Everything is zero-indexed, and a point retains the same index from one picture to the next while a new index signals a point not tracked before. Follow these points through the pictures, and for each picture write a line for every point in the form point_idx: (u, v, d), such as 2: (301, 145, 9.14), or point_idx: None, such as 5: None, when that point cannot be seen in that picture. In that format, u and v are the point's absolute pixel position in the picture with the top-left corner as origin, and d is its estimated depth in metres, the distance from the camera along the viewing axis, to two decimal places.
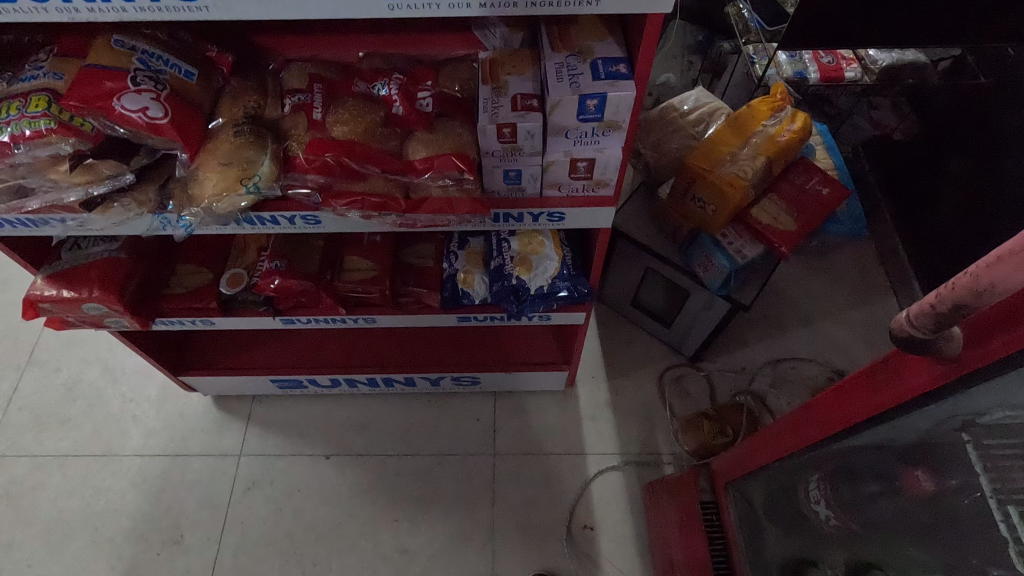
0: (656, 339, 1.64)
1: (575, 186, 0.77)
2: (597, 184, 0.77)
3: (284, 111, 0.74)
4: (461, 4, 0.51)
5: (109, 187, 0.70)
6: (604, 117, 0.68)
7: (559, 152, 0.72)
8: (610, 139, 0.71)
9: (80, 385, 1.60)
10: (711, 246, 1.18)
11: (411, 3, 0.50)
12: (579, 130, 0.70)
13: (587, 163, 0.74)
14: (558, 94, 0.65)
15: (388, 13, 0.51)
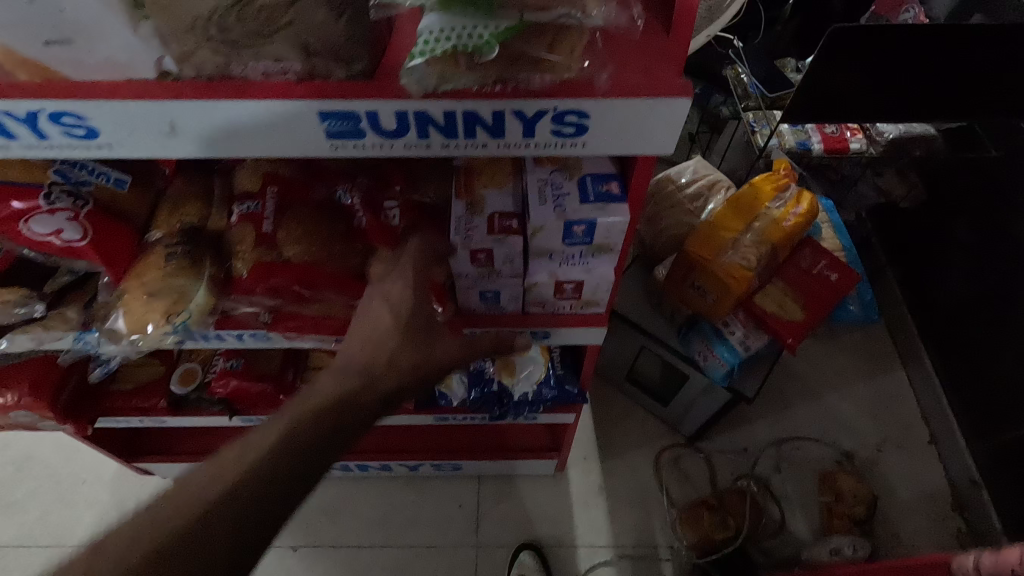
0: (653, 416, 1.54)
1: (561, 304, 0.68)
2: (586, 303, 0.68)
3: (232, 221, 0.65)
4: (420, 144, 0.42)
5: (15, 318, 0.62)
6: (594, 241, 0.59)
7: (541, 274, 0.63)
8: (601, 261, 0.62)
9: (30, 463, 1.48)
10: (711, 334, 1.10)
11: (358, 143, 0.41)
12: (565, 252, 0.61)
13: (575, 284, 0.65)
14: (541, 218, 0.57)
15: (330, 152, 0.42)
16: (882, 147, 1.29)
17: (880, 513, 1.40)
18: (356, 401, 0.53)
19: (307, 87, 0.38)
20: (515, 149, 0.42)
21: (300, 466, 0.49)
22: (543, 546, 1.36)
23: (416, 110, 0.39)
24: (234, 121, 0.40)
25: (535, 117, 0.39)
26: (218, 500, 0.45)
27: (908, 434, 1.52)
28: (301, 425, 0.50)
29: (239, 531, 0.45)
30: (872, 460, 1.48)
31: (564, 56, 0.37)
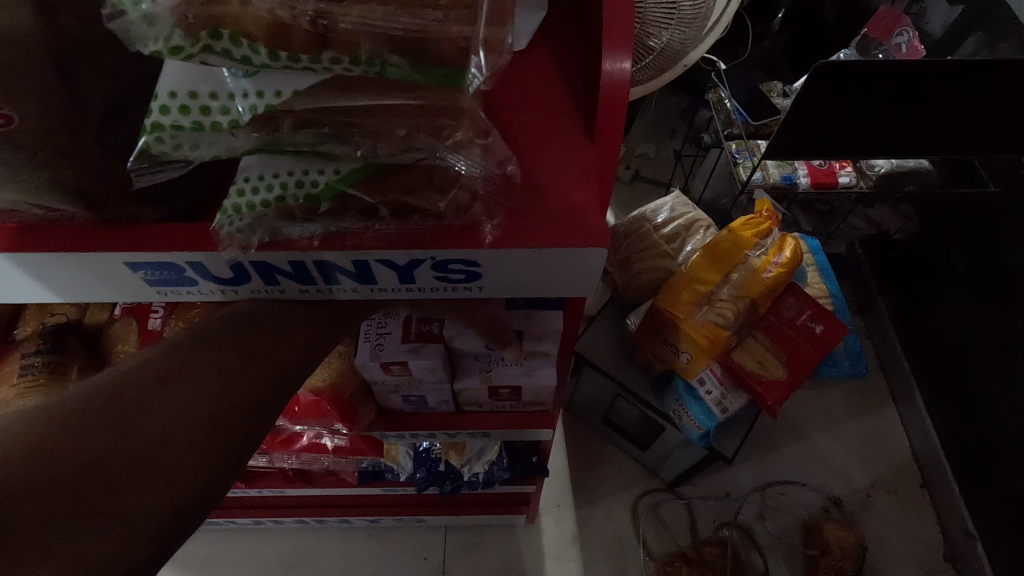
0: (631, 459, 1.46)
1: (500, 404, 0.60)
2: (528, 403, 0.59)
3: (113, 314, 0.57)
4: (274, 288, 0.36)
5: None
6: (525, 345, 0.51)
7: (465, 382, 0.55)
8: (537, 370, 0.54)
9: None
10: (685, 394, 1.02)
11: (204, 289, 0.36)
12: (492, 355, 0.53)
13: (511, 389, 0.56)
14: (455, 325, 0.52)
15: (160, 297, 0.38)
16: (873, 182, 1.21)
17: (869, 565, 1.33)
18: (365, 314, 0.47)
19: (114, 232, 0.34)
20: (393, 292, 0.36)
21: (174, 415, 0.35)
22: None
23: (257, 260, 0.33)
24: (43, 268, 0.35)
25: (410, 265, 0.34)
26: (41, 418, 0.32)
27: (899, 479, 1.44)
28: (190, 368, 0.37)
29: (48, 471, 0.31)
30: (862, 507, 1.40)
31: (447, 202, 0.32)
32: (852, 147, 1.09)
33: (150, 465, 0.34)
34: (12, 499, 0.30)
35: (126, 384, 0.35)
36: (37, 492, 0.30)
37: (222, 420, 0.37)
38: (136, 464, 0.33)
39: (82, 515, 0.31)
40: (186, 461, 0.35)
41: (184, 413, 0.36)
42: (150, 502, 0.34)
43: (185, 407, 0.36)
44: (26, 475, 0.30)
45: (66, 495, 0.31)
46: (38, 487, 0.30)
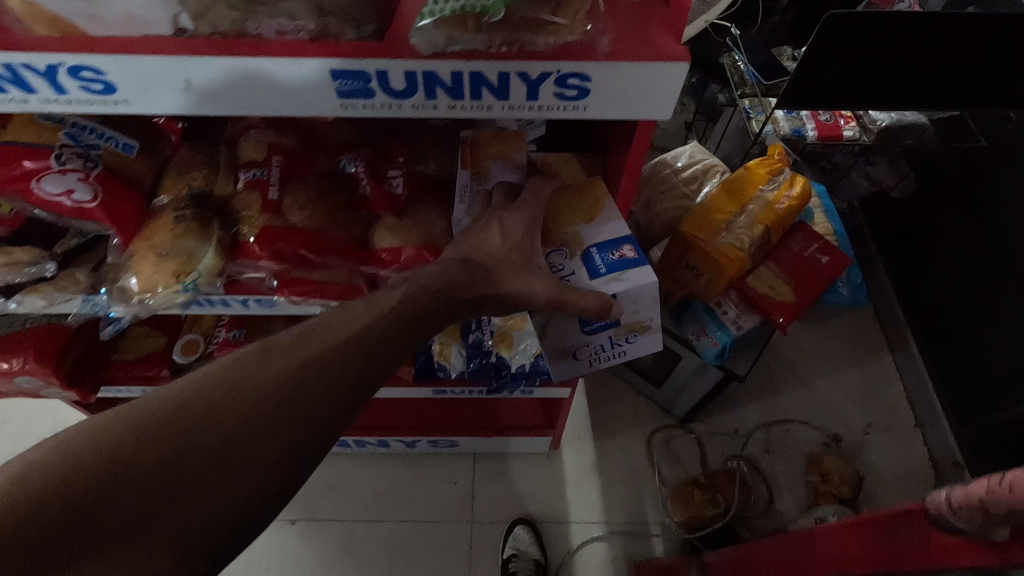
0: (645, 399, 1.57)
1: (600, 342, 0.68)
2: (629, 330, 0.66)
3: (237, 187, 0.66)
4: (427, 105, 0.48)
5: (27, 276, 0.62)
6: (623, 324, 0.65)
7: (598, 361, 0.71)
8: (639, 339, 0.67)
9: (28, 438, 1.47)
10: (705, 315, 1.13)
11: (368, 103, 0.47)
12: (596, 342, 0.68)
13: (613, 331, 0.66)
14: (552, 322, 0.68)
15: (340, 111, 0.48)
16: (875, 135, 1.32)
17: (865, 493, 1.44)
18: (408, 332, 0.53)
19: (320, 46, 0.43)
20: (519, 109, 0.48)
21: (222, 435, 0.43)
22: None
23: (426, 71, 0.44)
24: (258, 74, 0.44)
25: (539, 80, 0.45)
26: (128, 424, 0.41)
27: (894, 418, 1.55)
28: (246, 385, 0.45)
29: (130, 470, 0.40)
30: (859, 444, 1.51)
31: (567, 20, 0.42)
32: (858, 97, 1.19)
33: (202, 481, 0.41)
34: (87, 497, 0.38)
35: (194, 395, 0.44)
36: (116, 486, 0.39)
37: (264, 445, 0.44)
38: (198, 469, 0.41)
39: (152, 509, 0.40)
40: (238, 472, 0.43)
41: (240, 424, 0.43)
42: (195, 511, 0.41)
43: (241, 419, 0.44)
44: (113, 473, 0.39)
45: (134, 499, 0.39)
46: (122, 483, 0.39)
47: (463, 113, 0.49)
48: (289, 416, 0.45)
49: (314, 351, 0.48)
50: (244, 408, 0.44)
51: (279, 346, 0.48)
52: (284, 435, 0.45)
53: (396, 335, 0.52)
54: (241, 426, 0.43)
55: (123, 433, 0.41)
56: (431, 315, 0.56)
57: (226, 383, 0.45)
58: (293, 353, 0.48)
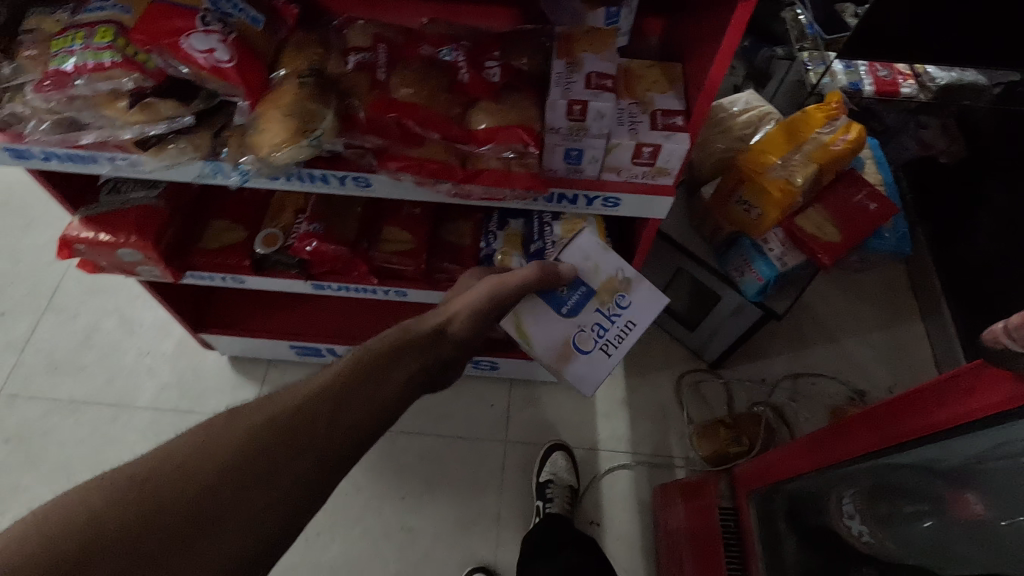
0: (677, 343, 1.62)
1: (600, 316, 0.81)
2: (609, 293, 0.82)
3: (347, 67, 0.72)
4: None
5: (166, 128, 0.69)
6: (599, 287, 0.81)
7: (613, 346, 0.81)
8: (626, 301, 0.82)
9: (97, 334, 1.57)
10: (750, 250, 1.18)
11: None
12: (591, 321, 0.80)
13: (601, 295, 0.81)
14: (537, 327, 0.80)
15: None
16: (932, 93, 1.36)
17: None
18: (366, 385, 0.60)
19: None
20: None
21: (200, 484, 0.48)
22: (493, 568, 1.33)
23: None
24: None
25: None
26: (114, 487, 0.47)
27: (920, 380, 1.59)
28: (220, 437, 0.51)
29: (118, 525, 0.45)
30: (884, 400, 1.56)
31: None
32: (921, 51, 1.21)
33: (205, 528, 0.47)
34: (81, 552, 0.44)
35: (171, 453, 0.50)
36: (106, 542, 0.45)
37: (242, 487, 0.49)
38: (182, 520, 0.47)
39: (143, 559, 0.45)
40: (221, 518, 0.47)
41: (216, 473, 0.49)
42: (186, 556, 0.45)
43: (216, 469, 0.49)
44: (104, 531, 0.45)
45: (125, 553, 0.44)
46: (110, 539, 0.45)
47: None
48: (269, 463, 0.51)
49: (280, 406, 0.55)
50: (225, 458, 0.50)
51: (247, 408, 0.55)
52: (268, 479, 0.50)
53: (353, 388, 0.59)
54: (218, 475, 0.49)
55: (109, 495, 0.47)
56: (389, 365, 0.64)
57: (199, 440, 0.51)
58: (260, 411, 0.54)
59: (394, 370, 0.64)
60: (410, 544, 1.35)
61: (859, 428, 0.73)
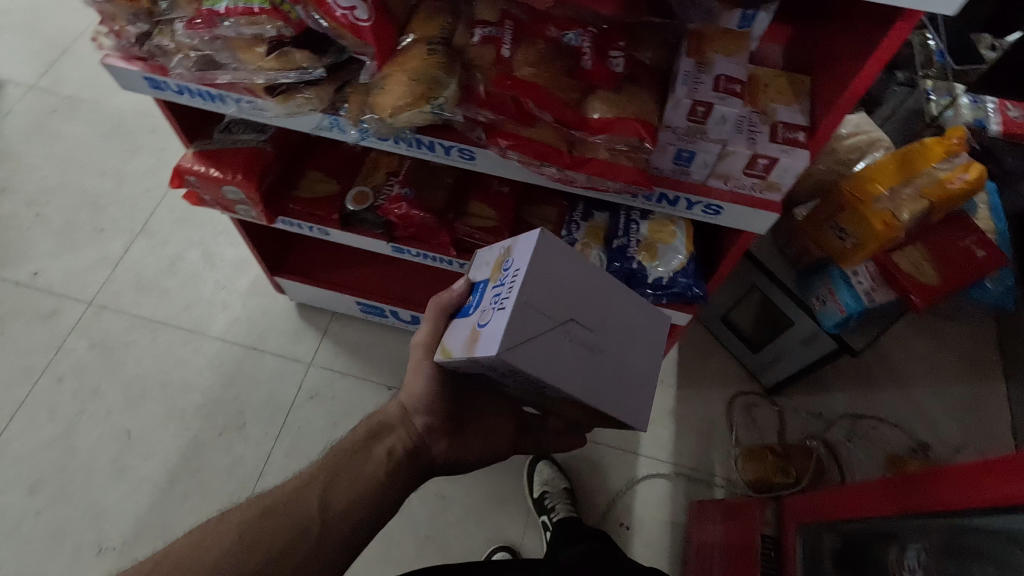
0: (736, 362, 1.58)
1: (500, 284, 0.66)
2: (501, 265, 0.69)
3: (472, 40, 0.71)
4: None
5: (296, 76, 0.72)
6: (494, 269, 0.70)
7: (507, 298, 0.63)
8: (513, 256, 0.67)
9: (181, 262, 1.66)
10: (837, 279, 1.13)
11: None
12: (491, 295, 0.66)
13: (499, 269, 0.69)
14: (455, 339, 0.69)
15: None
16: None
17: None
18: (342, 474, 0.69)
19: None
20: None
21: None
22: (517, 549, 1.35)
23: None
24: None
25: None
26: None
27: (992, 443, 1.50)
28: (215, 539, 0.62)
29: None
30: (948, 458, 1.47)
31: None
32: None
33: None
34: None
35: (176, 555, 0.60)
36: None
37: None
38: None
39: None
40: None
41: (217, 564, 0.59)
42: None
43: (216, 562, 0.60)
44: None
45: None
46: None
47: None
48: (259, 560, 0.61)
49: (264, 507, 0.65)
50: (220, 557, 0.60)
51: (238, 509, 0.65)
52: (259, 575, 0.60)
53: (332, 475, 0.69)
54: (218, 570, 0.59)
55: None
56: (365, 451, 0.72)
57: (200, 544, 0.61)
58: (249, 510, 0.64)
59: (371, 453, 0.72)
60: (441, 512, 1.38)
61: (960, 481, 0.69)
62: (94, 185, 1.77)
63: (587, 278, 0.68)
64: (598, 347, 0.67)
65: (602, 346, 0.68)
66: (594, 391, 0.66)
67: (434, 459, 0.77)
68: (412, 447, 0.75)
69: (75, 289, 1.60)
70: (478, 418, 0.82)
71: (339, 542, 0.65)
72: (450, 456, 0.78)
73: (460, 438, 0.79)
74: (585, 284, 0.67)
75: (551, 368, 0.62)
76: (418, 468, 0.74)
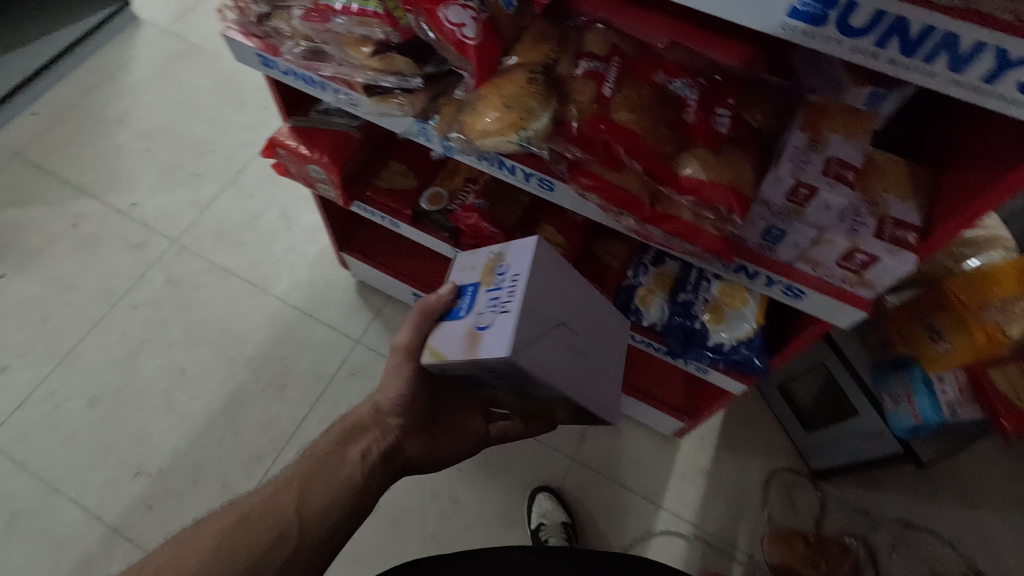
0: (784, 435, 1.48)
1: (500, 288, 0.66)
2: (492, 269, 0.70)
3: (575, 72, 0.69)
4: (869, 51, 0.47)
5: (395, 82, 0.73)
6: (485, 273, 0.70)
7: (508, 301, 0.63)
8: (508, 260, 0.69)
9: (261, 219, 1.74)
10: (918, 385, 1.02)
11: (807, 31, 0.47)
12: (490, 298, 0.66)
13: (495, 274, 0.69)
14: (449, 345, 0.67)
15: (776, 31, 0.49)
16: None
17: None
18: (320, 477, 0.70)
19: None
20: (958, 89, 0.46)
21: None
22: None
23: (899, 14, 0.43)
24: None
25: (1015, 63, 0.42)
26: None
27: None
28: (194, 542, 0.64)
29: None
30: None
31: None
32: None
33: None
34: None
35: (157, 563, 0.63)
36: None
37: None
38: None
39: None
40: None
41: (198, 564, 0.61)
42: None
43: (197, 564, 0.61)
44: None
45: None
46: None
47: (898, 72, 0.47)
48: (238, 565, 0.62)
49: (240, 513, 0.67)
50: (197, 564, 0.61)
51: (216, 516, 0.67)
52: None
53: (311, 477, 0.70)
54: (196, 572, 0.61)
55: None
56: (339, 455, 0.73)
57: (181, 551, 0.63)
58: (226, 519, 0.66)
59: (346, 456, 0.72)
60: (451, 515, 1.38)
61: None
62: (200, 131, 1.89)
63: (571, 283, 0.71)
64: (585, 349, 0.70)
65: (587, 348, 0.70)
66: (584, 392, 0.67)
67: (408, 459, 0.76)
68: (386, 448, 0.74)
69: (163, 225, 1.72)
70: (450, 419, 0.81)
71: (313, 551, 0.65)
72: (426, 455, 0.78)
73: (431, 437, 0.79)
74: (569, 288, 0.70)
75: (552, 368, 0.63)
76: (394, 465, 0.75)
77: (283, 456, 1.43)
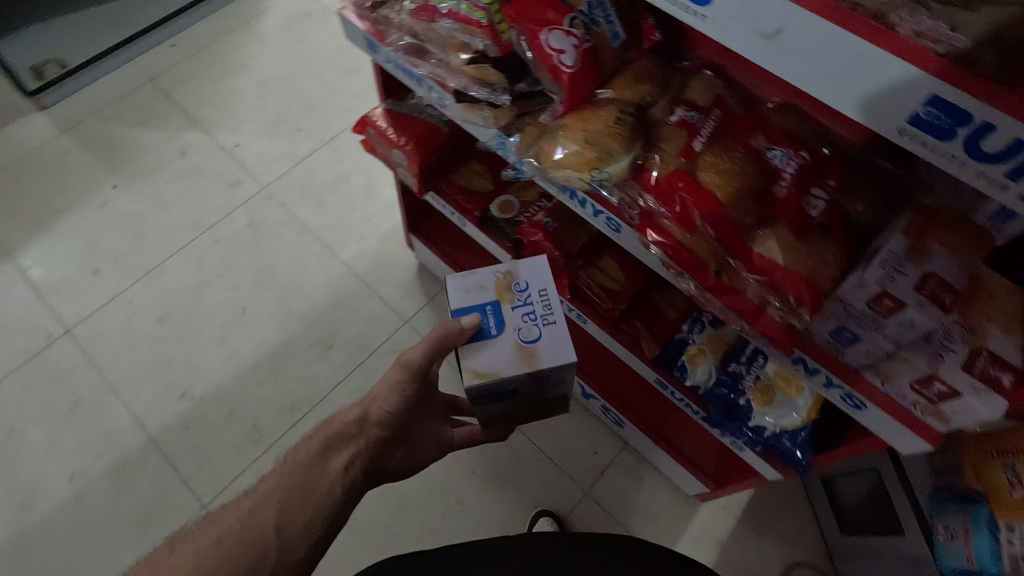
0: (816, 529, 1.38)
1: (535, 306, 0.67)
2: (510, 286, 0.68)
3: (669, 118, 0.66)
4: (997, 180, 0.42)
5: (485, 94, 0.73)
6: (503, 290, 0.68)
7: (550, 314, 0.67)
8: (529, 277, 0.69)
9: (346, 183, 1.81)
10: (977, 524, 0.89)
11: (929, 143, 0.43)
12: (523, 313, 0.67)
13: (522, 292, 0.68)
14: (497, 364, 0.64)
15: (892, 134, 0.45)
16: None
17: None
18: (301, 490, 0.71)
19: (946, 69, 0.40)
20: None
21: None
22: None
23: None
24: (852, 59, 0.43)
25: None
26: None
27: None
28: (171, 558, 0.66)
29: None
30: None
31: None
32: None
33: None
34: None
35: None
36: None
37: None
38: None
39: None
40: None
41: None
42: None
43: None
44: None
45: None
46: None
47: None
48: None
49: (217, 532, 0.68)
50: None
51: (196, 535, 0.68)
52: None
53: (295, 492, 0.71)
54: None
55: None
56: (322, 463, 0.74)
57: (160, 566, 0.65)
58: (205, 537, 0.68)
59: (328, 467, 0.73)
60: (453, 516, 1.39)
61: None
62: (310, 89, 1.98)
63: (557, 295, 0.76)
64: None
65: None
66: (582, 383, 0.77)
67: (389, 467, 0.79)
68: (373, 457, 0.76)
69: (258, 171, 1.82)
70: (423, 427, 0.85)
71: (296, 564, 0.67)
72: (403, 461, 0.82)
73: (409, 444, 0.83)
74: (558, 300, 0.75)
75: None
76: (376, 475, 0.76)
77: (313, 413, 1.48)
